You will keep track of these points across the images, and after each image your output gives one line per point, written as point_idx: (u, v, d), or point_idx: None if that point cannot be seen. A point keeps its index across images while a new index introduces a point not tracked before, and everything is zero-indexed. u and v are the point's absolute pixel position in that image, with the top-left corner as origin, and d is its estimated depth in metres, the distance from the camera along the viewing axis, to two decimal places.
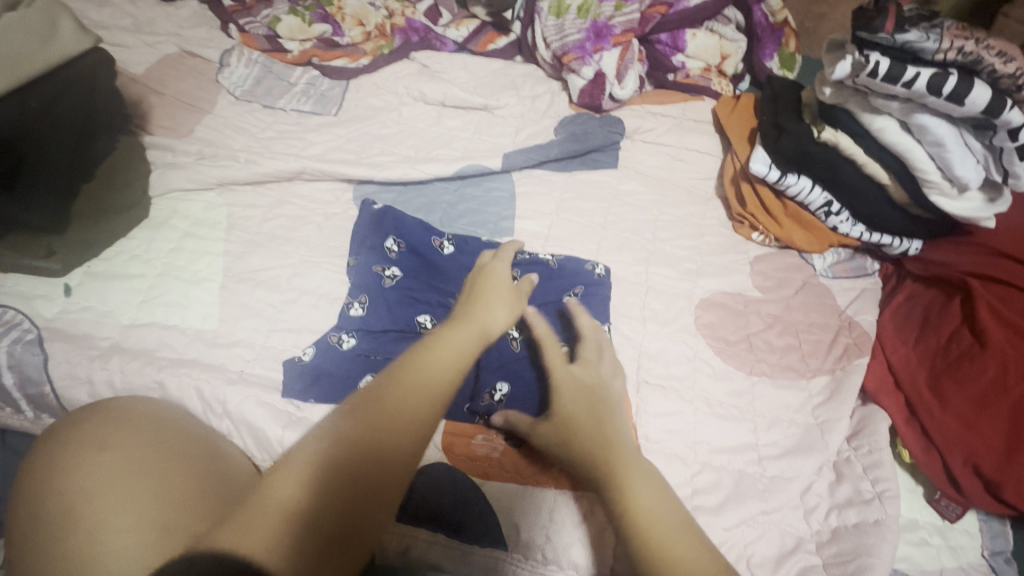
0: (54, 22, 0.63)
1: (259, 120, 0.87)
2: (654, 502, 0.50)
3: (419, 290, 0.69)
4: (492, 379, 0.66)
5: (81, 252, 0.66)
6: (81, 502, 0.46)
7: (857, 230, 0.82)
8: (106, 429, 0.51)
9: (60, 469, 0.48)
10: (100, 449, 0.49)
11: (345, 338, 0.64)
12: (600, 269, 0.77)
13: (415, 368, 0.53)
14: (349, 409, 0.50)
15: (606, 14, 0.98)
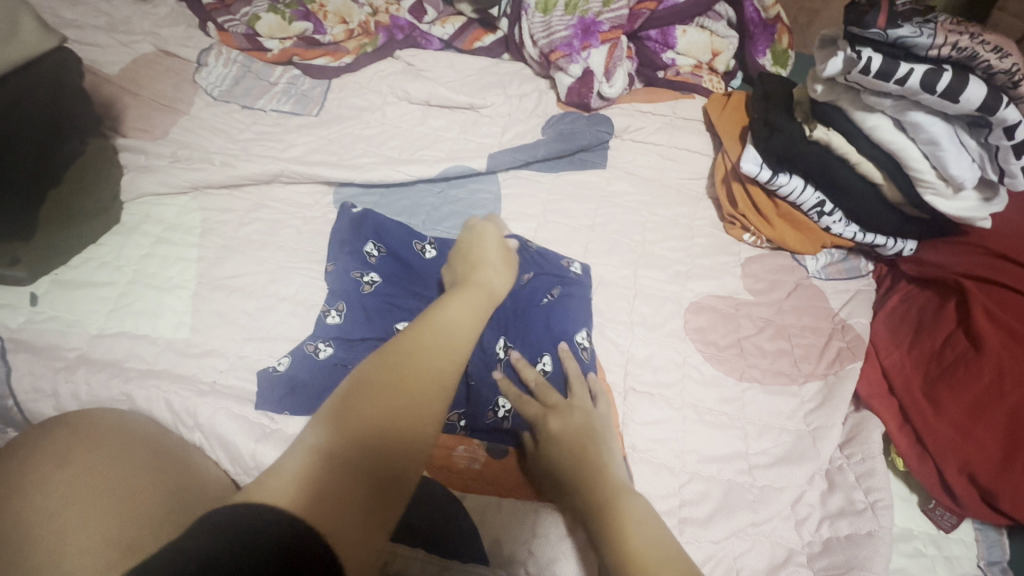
0: (15, 19, 0.60)
1: (237, 121, 0.85)
2: (652, 539, 0.48)
3: (399, 297, 0.67)
4: (493, 394, 0.62)
5: (47, 259, 0.64)
6: (37, 521, 0.43)
7: (849, 230, 0.81)
8: (69, 441, 0.49)
9: (17, 484, 0.46)
10: (61, 463, 0.47)
11: (322, 347, 0.62)
12: (577, 267, 0.75)
13: (427, 328, 0.54)
14: (367, 366, 0.49)
15: (594, 10, 0.95)
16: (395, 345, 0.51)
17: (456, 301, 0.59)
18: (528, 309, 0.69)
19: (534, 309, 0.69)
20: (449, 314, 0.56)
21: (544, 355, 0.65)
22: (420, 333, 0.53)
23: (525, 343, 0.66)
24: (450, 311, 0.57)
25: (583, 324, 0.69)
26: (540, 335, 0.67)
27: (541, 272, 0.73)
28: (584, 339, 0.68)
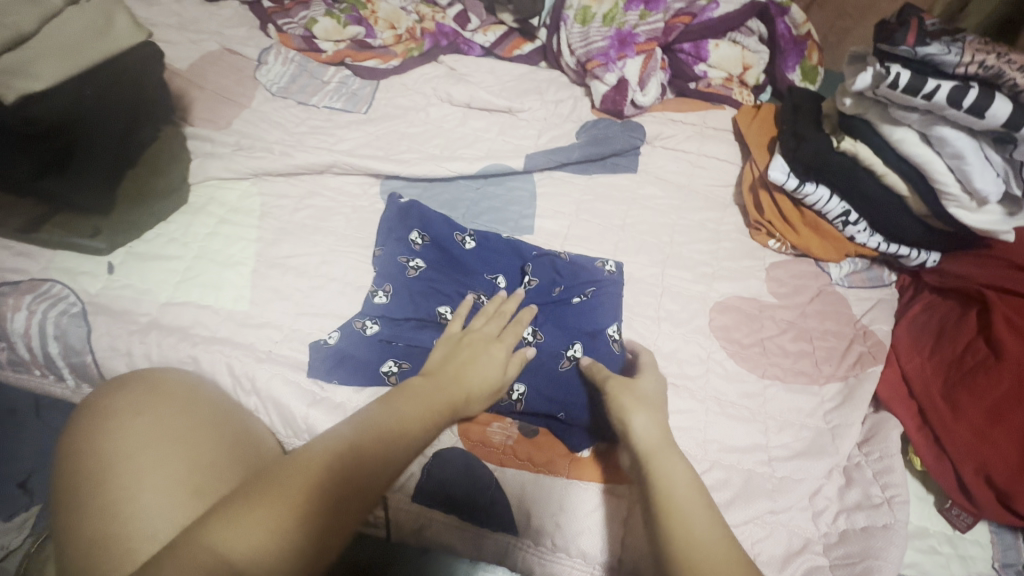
0: (110, 19, 0.68)
1: (293, 116, 0.91)
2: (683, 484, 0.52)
3: (442, 283, 0.72)
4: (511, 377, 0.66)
5: (124, 232, 0.70)
6: (110, 464, 0.48)
7: (874, 241, 0.83)
8: (142, 397, 0.54)
9: (94, 429, 0.50)
10: (135, 414, 0.51)
11: (369, 324, 0.67)
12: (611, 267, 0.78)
13: (390, 429, 0.52)
14: (319, 465, 0.47)
15: (631, 22, 1.00)
16: (355, 448, 0.49)
17: (434, 392, 0.57)
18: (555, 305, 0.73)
19: (566, 307, 0.73)
20: (422, 413, 0.54)
21: (573, 347, 0.69)
22: (383, 433, 0.51)
23: (556, 333, 0.70)
24: (422, 411, 0.54)
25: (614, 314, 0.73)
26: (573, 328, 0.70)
27: (576, 281, 0.75)
28: (613, 331, 0.71)
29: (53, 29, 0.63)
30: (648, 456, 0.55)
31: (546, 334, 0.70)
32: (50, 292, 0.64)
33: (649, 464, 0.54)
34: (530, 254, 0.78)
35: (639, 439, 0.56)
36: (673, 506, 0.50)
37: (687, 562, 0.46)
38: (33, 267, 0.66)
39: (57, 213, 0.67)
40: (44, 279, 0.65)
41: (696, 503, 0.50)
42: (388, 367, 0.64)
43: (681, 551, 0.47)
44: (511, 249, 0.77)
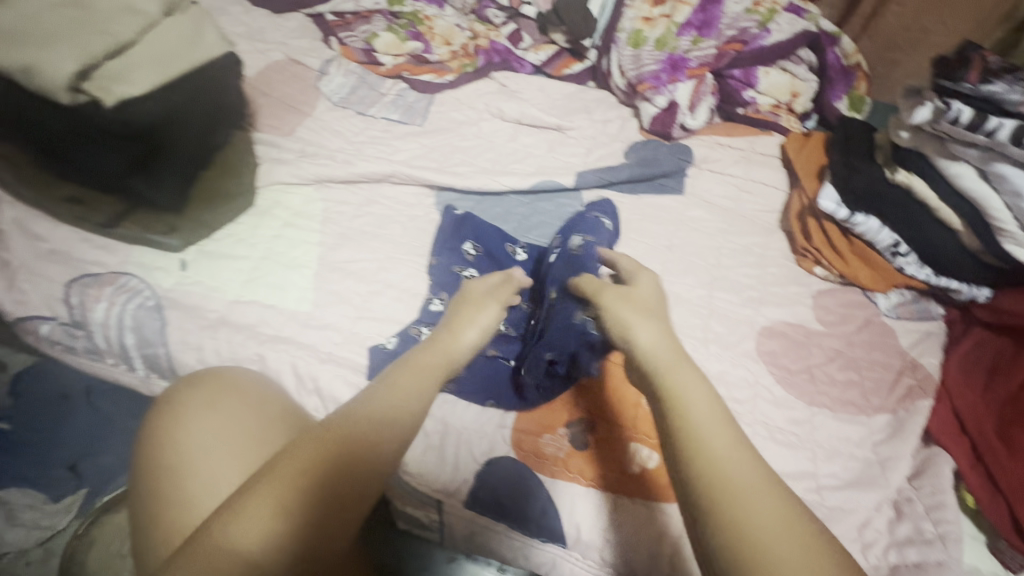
0: (201, 31, 0.71)
1: (353, 125, 0.94)
2: (696, 387, 0.49)
3: None
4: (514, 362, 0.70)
5: (197, 231, 0.73)
6: (186, 458, 0.50)
7: (923, 273, 0.82)
8: (208, 391, 0.56)
9: (169, 423, 0.53)
10: (207, 407, 0.54)
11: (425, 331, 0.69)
12: (608, 223, 0.83)
13: (376, 413, 0.51)
14: (308, 455, 0.46)
15: (683, 47, 1.02)
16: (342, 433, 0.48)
17: (418, 371, 0.56)
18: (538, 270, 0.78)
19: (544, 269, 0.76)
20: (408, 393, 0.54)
21: (550, 289, 0.71)
22: (382, 409, 0.52)
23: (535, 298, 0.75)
24: (409, 390, 0.54)
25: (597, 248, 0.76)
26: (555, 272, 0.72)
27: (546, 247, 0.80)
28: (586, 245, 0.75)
29: (151, 40, 0.66)
30: (658, 373, 0.51)
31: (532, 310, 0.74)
32: (127, 285, 0.68)
33: (659, 381, 0.50)
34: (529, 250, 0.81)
35: (648, 350, 0.53)
36: (686, 407, 0.46)
37: (706, 463, 0.42)
38: (111, 259, 0.69)
39: (133, 212, 0.70)
40: (121, 272, 0.69)
41: (715, 418, 0.46)
42: None
43: (703, 466, 0.42)
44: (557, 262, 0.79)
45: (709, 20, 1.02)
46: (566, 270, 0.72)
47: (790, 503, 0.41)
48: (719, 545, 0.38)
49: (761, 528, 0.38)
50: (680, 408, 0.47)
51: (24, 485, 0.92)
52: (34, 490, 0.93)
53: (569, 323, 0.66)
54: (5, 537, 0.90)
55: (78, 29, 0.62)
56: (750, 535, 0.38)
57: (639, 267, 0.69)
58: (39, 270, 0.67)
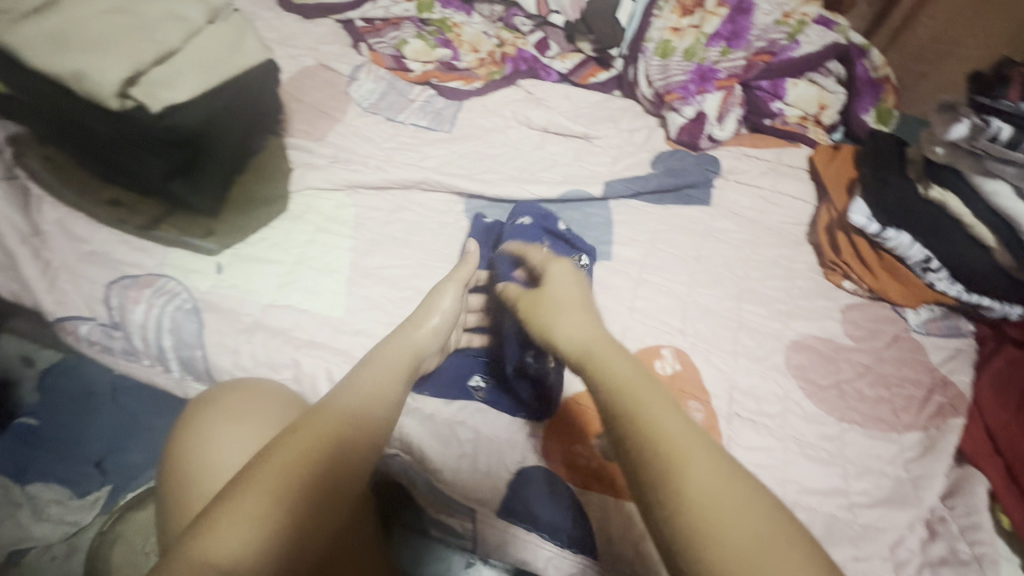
0: (243, 38, 0.72)
1: (383, 131, 0.95)
2: (634, 371, 0.47)
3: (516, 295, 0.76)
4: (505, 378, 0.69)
5: (233, 235, 0.74)
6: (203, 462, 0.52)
7: (954, 289, 0.81)
8: (215, 402, 0.57)
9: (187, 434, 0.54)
10: (216, 419, 0.55)
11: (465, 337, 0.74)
12: (525, 218, 0.81)
13: (346, 408, 0.51)
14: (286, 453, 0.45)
15: (711, 58, 1.02)
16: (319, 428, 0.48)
17: (383, 370, 0.57)
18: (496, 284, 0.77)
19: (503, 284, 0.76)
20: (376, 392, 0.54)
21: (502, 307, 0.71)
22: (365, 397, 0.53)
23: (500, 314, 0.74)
24: (376, 388, 0.55)
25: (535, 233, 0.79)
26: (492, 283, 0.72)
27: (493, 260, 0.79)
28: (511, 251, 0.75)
29: (197, 46, 0.67)
30: (593, 357, 0.50)
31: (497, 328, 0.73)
32: (165, 287, 0.69)
33: (591, 363, 0.49)
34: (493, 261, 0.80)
35: (573, 345, 0.53)
36: (627, 392, 0.45)
37: (654, 447, 0.41)
38: (149, 261, 0.70)
39: (171, 215, 0.72)
40: (159, 274, 0.70)
41: (650, 390, 0.45)
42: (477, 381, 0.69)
43: (642, 441, 0.41)
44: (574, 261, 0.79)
45: (738, 31, 1.01)
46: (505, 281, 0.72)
47: (742, 484, 0.40)
48: (668, 519, 0.38)
49: (707, 495, 0.38)
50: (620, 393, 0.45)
51: (52, 480, 0.92)
52: (61, 485, 0.93)
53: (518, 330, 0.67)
54: (31, 532, 0.89)
55: (126, 34, 0.63)
56: (696, 504, 0.37)
57: (551, 257, 0.67)
58: (81, 271, 0.69)
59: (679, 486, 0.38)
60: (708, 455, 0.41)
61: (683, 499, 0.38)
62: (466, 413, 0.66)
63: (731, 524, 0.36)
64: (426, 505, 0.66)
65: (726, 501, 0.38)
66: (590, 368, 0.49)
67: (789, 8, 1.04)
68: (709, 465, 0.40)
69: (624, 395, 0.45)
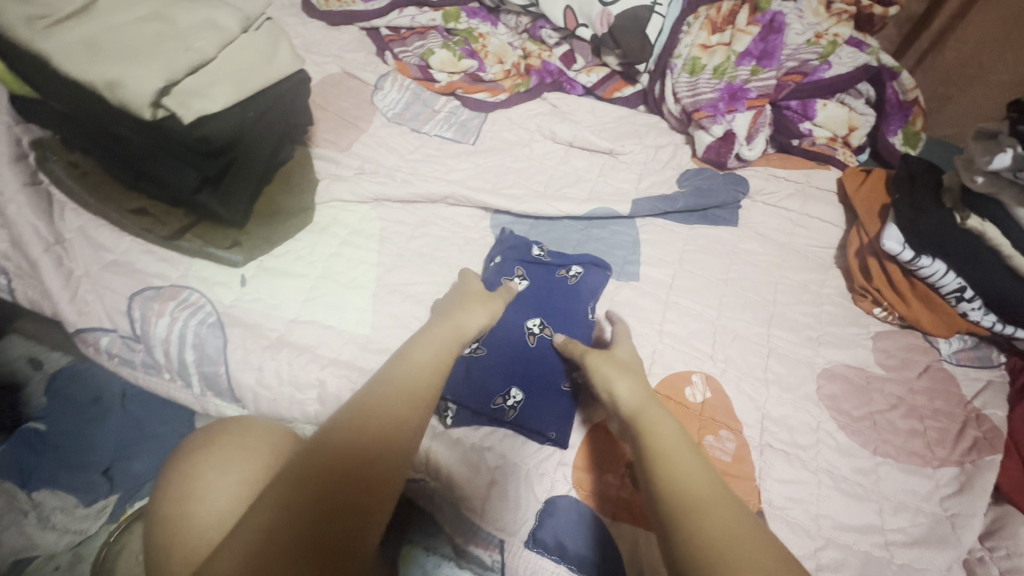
0: (276, 46, 0.71)
1: (408, 142, 0.93)
2: (672, 430, 0.54)
3: (516, 312, 0.73)
4: (505, 385, 0.66)
5: (260, 247, 0.72)
6: (201, 501, 0.52)
7: (988, 319, 0.80)
8: (228, 448, 0.56)
9: (186, 490, 0.53)
10: (220, 472, 0.54)
11: (474, 346, 0.69)
12: (496, 258, 0.78)
13: (374, 402, 0.52)
14: (272, 501, 0.43)
15: (742, 77, 1.00)
16: (333, 443, 0.48)
17: (391, 395, 0.53)
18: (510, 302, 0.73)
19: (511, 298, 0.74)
20: (382, 419, 0.51)
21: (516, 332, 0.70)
22: (399, 385, 0.55)
23: (495, 334, 0.70)
24: (393, 411, 0.52)
25: (512, 262, 0.78)
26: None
27: (496, 270, 0.77)
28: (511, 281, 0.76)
29: (231, 56, 0.66)
30: (642, 415, 0.56)
31: (486, 347, 0.69)
32: (189, 300, 0.67)
33: (642, 420, 0.55)
34: (491, 262, 0.78)
35: (626, 403, 0.58)
36: (662, 447, 0.52)
37: (682, 498, 0.46)
38: (173, 273, 0.69)
39: (197, 225, 0.70)
40: (183, 286, 0.68)
41: (682, 450, 0.51)
42: (510, 397, 0.66)
43: (671, 484, 0.48)
44: (561, 286, 0.76)
45: (770, 50, 0.99)
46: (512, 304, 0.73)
47: (753, 533, 0.44)
48: (687, 553, 0.43)
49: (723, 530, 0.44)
50: (657, 446, 0.52)
51: (59, 487, 0.89)
52: (68, 493, 0.89)
53: (525, 349, 0.69)
54: (35, 541, 0.85)
55: (163, 44, 0.62)
56: (715, 543, 0.42)
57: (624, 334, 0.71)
58: (104, 281, 0.68)
59: (698, 518, 0.45)
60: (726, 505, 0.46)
61: (702, 534, 0.43)
62: (493, 439, 0.64)
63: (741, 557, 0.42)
64: (453, 531, 0.66)
65: (739, 542, 0.43)
66: (637, 423, 0.56)
67: (821, 28, 1.02)
68: (726, 512, 0.45)
69: (659, 450, 0.51)
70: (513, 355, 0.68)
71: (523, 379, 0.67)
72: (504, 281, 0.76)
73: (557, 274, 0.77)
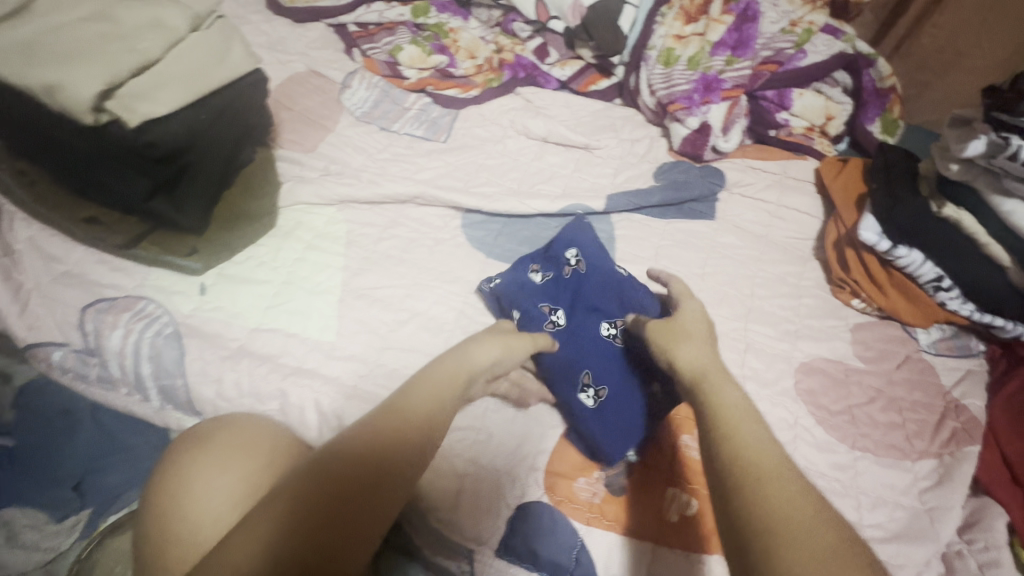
0: (229, 44, 0.68)
1: (376, 141, 0.91)
2: (737, 398, 0.52)
3: (584, 328, 0.68)
4: (642, 389, 0.65)
5: (219, 254, 0.70)
6: (188, 511, 0.49)
7: (967, 308, 0.79)
8: (219, 454, 0.53)
9: (174, 499, 0.50)
10: (207, 478, 0.51)
11: (590, 391, 0.64)
12: (517, 313, 0.70)
13: (388, 422, 0.51)
14: (270, 520, 0.41)
15: (716, 67, 0.99)
16: (342, 464, 0.47)
17: (405, 421, 0.51)
18: (567, 339, 0.67)
19: (563, 332, 0.68)
20: (390, 444, 0.49)
21: (598, 349, 0.66)
22: (411, 404, 0.53)
23: (593, 363, 0.66)
24: (402, 432, 0.50)
25: (532, 304, 0.70)
26: (558, 384, 0.66)
27: (527, 314, 0.69)
28: (552, 322, 0.69)
29: (178, 57, 0.64)
30: (706, 379, 0.55)
31: (597, 381, 0.65)
32: (145, 310, 0.65)
33: (704, 384, 0.54)
34: (521, 318, 0.69)
35: (687, 365, 0.56)
36: (726, 410, 0.50)
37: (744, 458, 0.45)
38: (129, 283, 0.67)
39: (155, 233, 0.68)
40: (140, 297, 0.66)
41: (747, 418, 0.50)
42: (654, 390, 0.65)
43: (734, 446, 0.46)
44: (585, 279, 0.71)
45: (744, 40, 0.98)
46: (568, 339, 0.67)
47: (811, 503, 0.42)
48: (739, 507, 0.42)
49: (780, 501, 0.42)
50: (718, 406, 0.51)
51: (25, 504, 0.77)
52: (37, 509, 0.77)
53: (619, 351, 0.67)
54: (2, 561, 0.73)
55: (106, 46, 0.59)
56: (770, 508, 0.41)
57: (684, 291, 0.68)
58: (55, 294, 0.65)
59: (751, 480, 0.43)
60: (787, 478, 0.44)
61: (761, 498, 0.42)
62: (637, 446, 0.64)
63: (788, 525, 0.40)
64: (421, 543, 0.59)
65: (793, 507, 0.41)
66: (699, 386, 0.54)
67: (796, 17, 1.02)
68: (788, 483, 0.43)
69: (721, 409, 0.50)
70: (618, 365, 0.66)
71: (645, 375, 0.65)
72: (548, 326, 0.68)
73: (569, 278, 0.71)
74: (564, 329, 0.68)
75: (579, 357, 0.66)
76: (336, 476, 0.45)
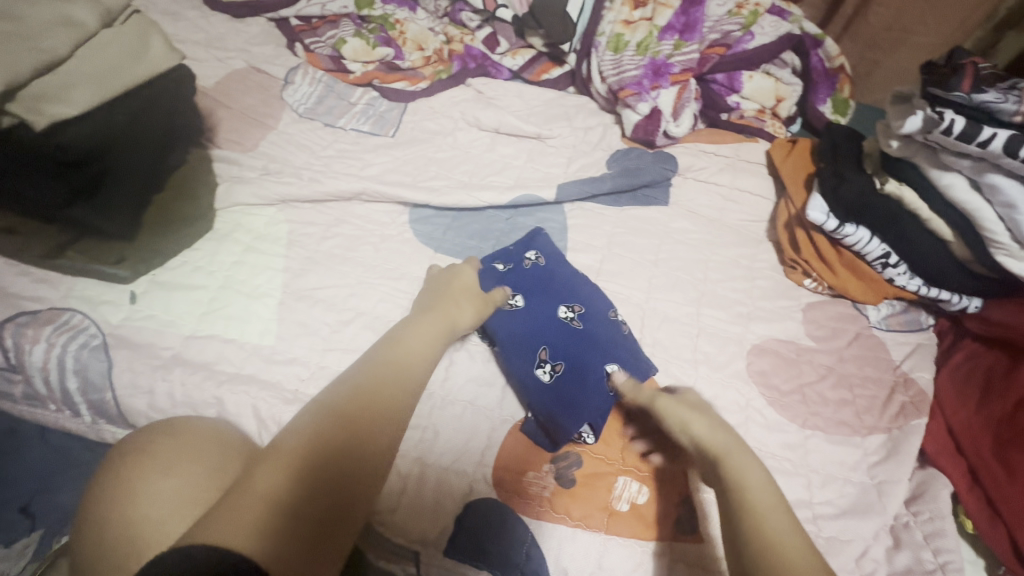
0: (145, 38, 0.67)
1: (320, 138, 0.89)
2: (760, 481, 0.54)
3: (541, 310, 0.69)
4: (599, 366, 0.66)
5: (151, 261, 0.67)
6: (137, 509, 0.47)
7: (914, 284, 0.80)
8: (164, 453, 0.51)
9: (117, 503, 0.48)
10: (152, 478, 0.49)
11: (546, 368, 0.65)
12: None
13: (372, 380, 0.54)
14: (266, 480, 0.44)
15: (665, 51, 0.98)
16: (335, 418, 0.50)
17: (385, 378, 0.54)
18: (525, 321, 0.68)
19: (520, 313, 0.69)
20: (375, 395, 0.52)
21: (556, 326, 0.68)
22: (395, 363, 0.56)
23: (551, 342, 0.67)
24: (388, 388, 0.53)
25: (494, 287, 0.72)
26: (513, 359, 0.66)
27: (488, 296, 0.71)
28: (511, 302, 0.70)
29: (86, 57, 0.62)
30: (723, 457, 0.56)
31: (555, 359, 0.65)
32: (70, 322, 0.62)
33: (726, 464, 0.55)
34: None
35: (707, 444, 0.58)
36: (751, 498, 0.52)
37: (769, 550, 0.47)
38: (53, 294, 0.64)
39: (79, 242, 0.65)
40: (64, 308, 0.63)
41: (773, 503, 0.52)
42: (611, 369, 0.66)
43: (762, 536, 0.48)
44: (544, 268, 0.73)
45: (691, 23, 0.97)
46: (526, 321, 0.68)
47: None
48: None
49: None
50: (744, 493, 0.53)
51: None
52: None
53: (578, 330, 0.68)
54: None
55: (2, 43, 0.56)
56: None
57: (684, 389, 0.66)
58: None
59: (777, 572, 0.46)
60: (804, 561, 0.47)
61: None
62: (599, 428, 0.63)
63: None
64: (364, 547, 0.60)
65: None
66: (721, 466, 0.56)
67: None
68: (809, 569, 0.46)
69: (748, 495, 0.52)
70: (578, 342, 0.67)
71: (604, 353, 0.67)
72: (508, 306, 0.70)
73: (528, 266, 0.74)
74: (523, 308, 0.69)
75: (535, 333, 0.67)
76: (332, 429, 0.49)
